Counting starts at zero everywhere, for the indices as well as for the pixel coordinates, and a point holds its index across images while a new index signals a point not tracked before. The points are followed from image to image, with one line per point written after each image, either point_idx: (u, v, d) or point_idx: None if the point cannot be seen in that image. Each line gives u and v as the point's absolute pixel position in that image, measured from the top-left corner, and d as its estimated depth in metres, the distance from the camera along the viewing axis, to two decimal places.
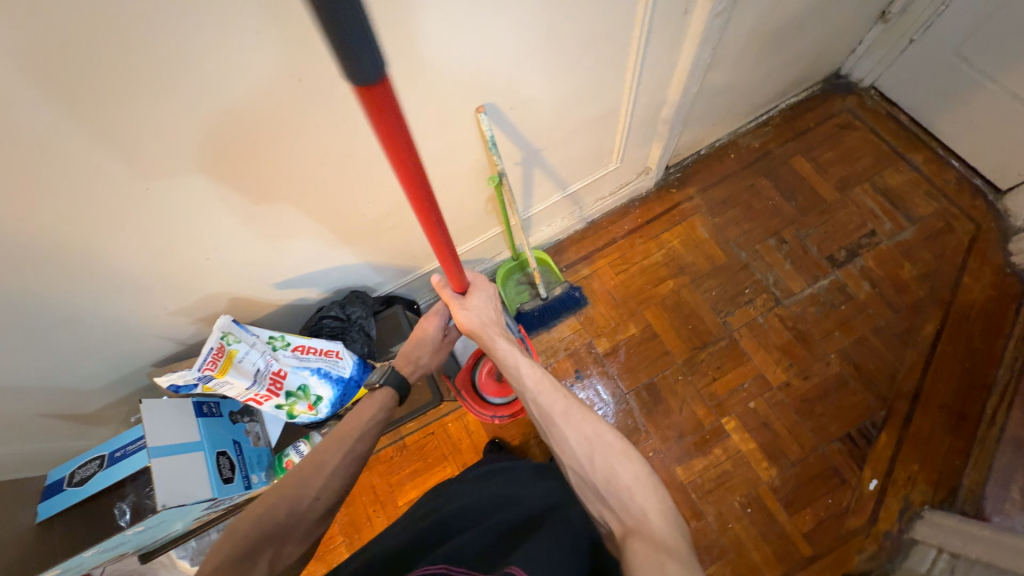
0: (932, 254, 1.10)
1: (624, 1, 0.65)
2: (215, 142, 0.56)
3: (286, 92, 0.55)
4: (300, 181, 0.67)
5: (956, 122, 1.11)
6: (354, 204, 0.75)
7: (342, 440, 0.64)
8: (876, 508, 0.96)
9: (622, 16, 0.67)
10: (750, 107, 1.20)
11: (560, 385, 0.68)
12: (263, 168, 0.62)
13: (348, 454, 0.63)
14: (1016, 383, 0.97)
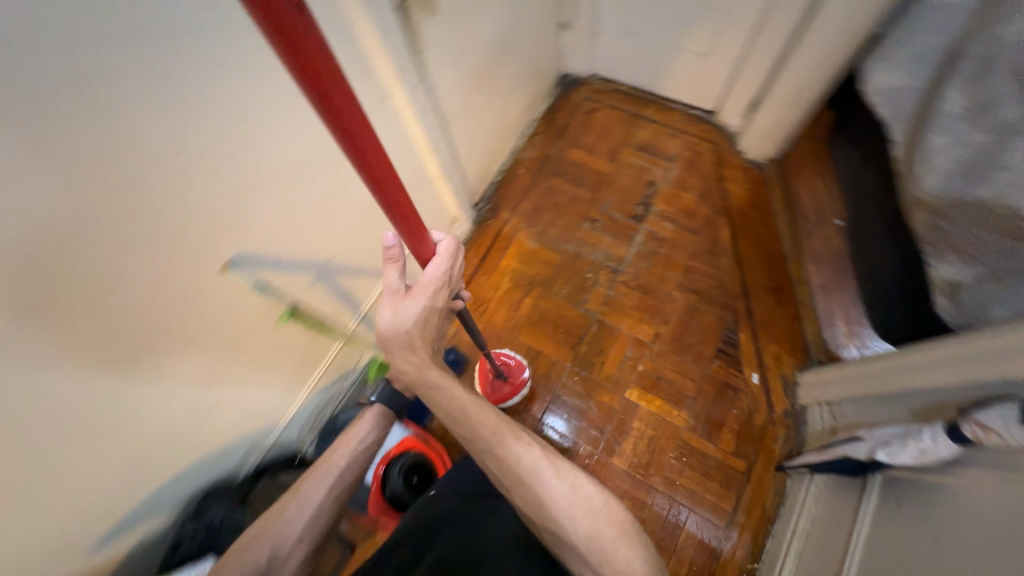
0: (699, 177, 1.32)
1: (317, 117, 0.68)
2: (57, 256, 0.46)
3: (142, 172, 0.50)
4: (171, 281, 0.58)
5: (657, 77, 1.37)
6: (226, 298, 0.67)
7: (329, 471, 0.76)
8: (768, 396, 1.08)
9: (328, 127, 0.70)
10: (512, 128, 1.34)
11: (524, 436, 0.68)
12: (129, 273, 0.53)
13: (331, 487, 0.75)
14: (798, 246, 1.20)
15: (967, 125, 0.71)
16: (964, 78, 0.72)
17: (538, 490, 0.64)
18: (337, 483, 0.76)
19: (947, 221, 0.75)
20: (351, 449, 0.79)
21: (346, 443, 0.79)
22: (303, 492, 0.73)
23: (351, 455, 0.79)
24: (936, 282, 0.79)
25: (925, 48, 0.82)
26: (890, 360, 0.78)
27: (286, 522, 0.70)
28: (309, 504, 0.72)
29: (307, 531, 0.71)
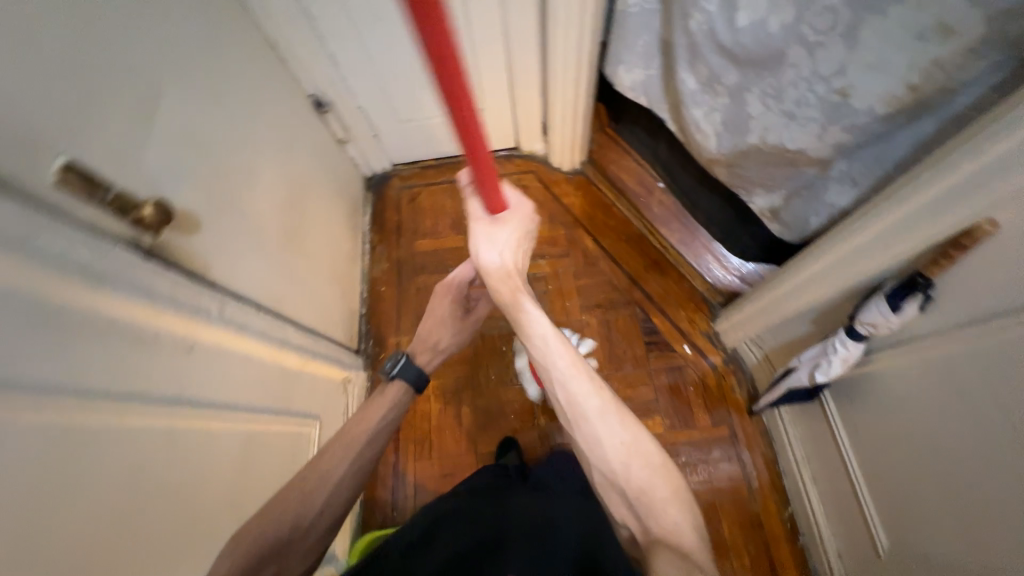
0: (539, 207, 1.37)
1: (122, 437, 0.50)
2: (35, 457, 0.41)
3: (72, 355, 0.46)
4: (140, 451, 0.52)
5: (454, 142, 1.39)
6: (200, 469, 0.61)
7: (351, 446, 0.72)
8: (705, 356, 1.15)
9: (140, 436, 0.52)
10: (349, 256, 1.24)
11: (604, 391, 0.63)
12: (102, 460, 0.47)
13: (354, 462, 0.71)
14: (647, 220, 1.32)
15: (711, 96, 0.82)
16: (687, 62, 0.82)
17: (594, 437, 0.61)
18: (356, 463, 0.71)
19: (743, 170, 0.85)
20: (374, 423, 0.75)
21: (371, 418, 0.75)
22: (320, 473, 0.68)
23: (371, 431, 0.74)
24: (761, 213, 0.90)
25: (646, 43, 0.91)
26: (773, 290, 0.88)
27: (304, 509, 0.65)
28: (331, 482, 0.68)
29: (329, 505, 0.67)
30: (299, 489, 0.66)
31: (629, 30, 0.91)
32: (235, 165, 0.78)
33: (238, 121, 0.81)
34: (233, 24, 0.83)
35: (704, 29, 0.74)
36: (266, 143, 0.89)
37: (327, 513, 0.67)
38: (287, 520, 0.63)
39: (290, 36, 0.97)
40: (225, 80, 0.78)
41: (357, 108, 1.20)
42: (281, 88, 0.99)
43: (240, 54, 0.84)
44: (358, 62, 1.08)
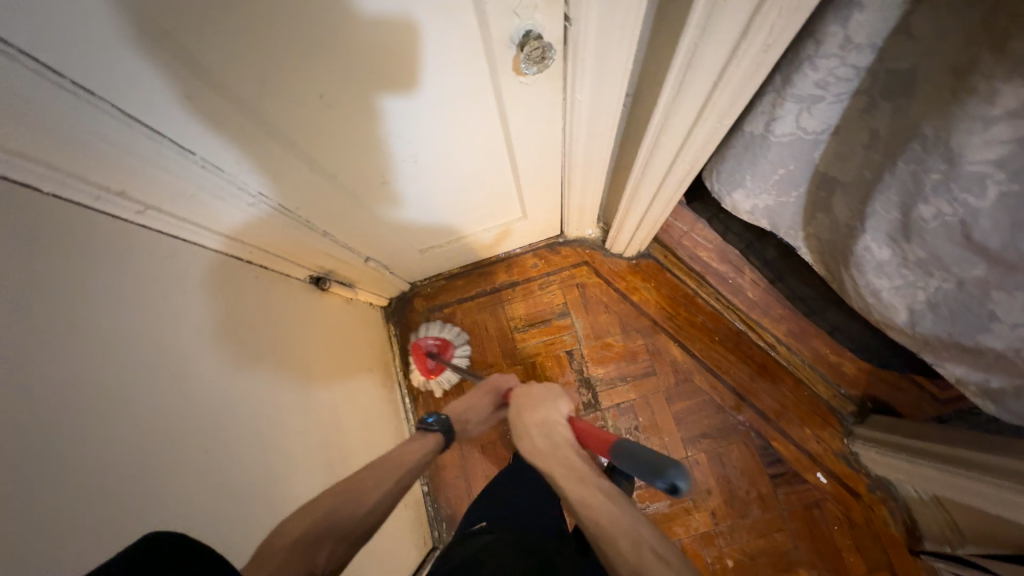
0: (605, 312, 1.12)
1: None
2: (131, 390, 0.45)
3: (151, 282, 0.50)
4: (219, 390, 0.56)
5: (485, 249, 1.10)
6: (262, 470, 0.60)
7: (398, 468, 0.65)
8: (844, 484, 0.97)
9: None
10: (394, 434, 1.01)
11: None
12: (191, 391, 0.52)
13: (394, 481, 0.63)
14: (741, 311, 1.07)
15: (917, 274, 0.56)
16: (881, 234, 0.55)
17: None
18: (396, 482, 0.63)
19: (953, 353, 0.61)
20: (420, 453, 0.69)
21: (416, 445, 0.70)
22: (373, 481, 0.61)
23: (408, 469, 0.67)
24: (960, 383, 0.67)
25: (786, 175, 0.63)
26: (992, 482, 0.67)
27: (358, 516, 0.57)
28: (374, 496, 0.60)
29: (374, 504, 0.60)
30: (347, 496, 0.57)
31: (764, 161, 0.62)
32: (245, 507, 0.55)
33: (230, 447, 0.56)
34: (188, 297, 0.54)
35: (944, 222, 0.46)
36: (269, 417, 0.64)
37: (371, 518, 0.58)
38: (345, 513, 0.56)
39: (266, 240, 0.66)
40: (199, 402, 0.53)
41: (365, 260, 0.90)
42: (272, 309, 0.70)
43: (207, 334, 0.56)
44: (361, 225, 0.78)
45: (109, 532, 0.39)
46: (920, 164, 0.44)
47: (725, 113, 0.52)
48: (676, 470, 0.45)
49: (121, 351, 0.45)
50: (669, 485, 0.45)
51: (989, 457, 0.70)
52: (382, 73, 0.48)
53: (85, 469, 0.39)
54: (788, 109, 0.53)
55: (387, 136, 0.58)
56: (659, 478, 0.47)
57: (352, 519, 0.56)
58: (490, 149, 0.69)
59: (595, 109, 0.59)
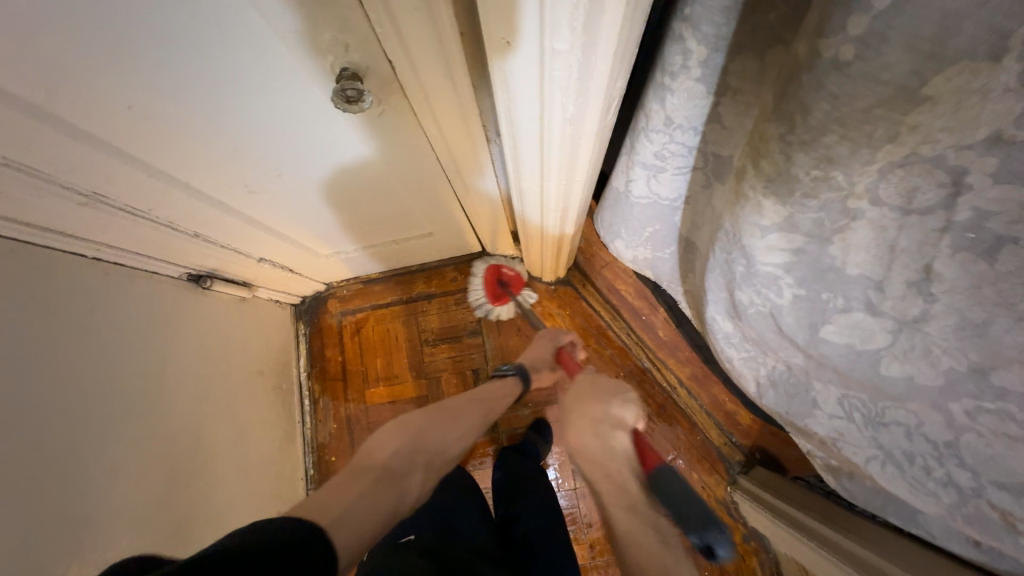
0: (518, 334, 1.11)
1: None
2: None
3: None
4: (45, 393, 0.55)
5: (403, 259, 1.08)
6: (94, 475, 0.59)
7: (485, 404, 0.76)
8: None
9: None
10: (281, 437, 0.99)
11: None
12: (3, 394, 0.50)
13: (483, 410, 0.75)
14: (649, 349, 1.08)
15: (756, 351, 0.55)
16: (721, 309, 0.54)
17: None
18: (484, 418, 0.74)
19: (795, 430, 0.62)
20: (505, 394, 0.81)
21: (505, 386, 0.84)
22: (461, 412, 0.71)
23: (497, 403, 0.79)
24: (811, 454, 0.66)
25: (655, 233, 0.62)
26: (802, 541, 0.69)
27: (442, 445, 0.64)
28: (463, 429, 0.69)
29: (466, 434, 0.69)
30: (443, 426, 0.65)
31: (631, 217, 0.61)
32: (58, 515, 0.54)
33: (47, 450, 0.54)
34: (3, 296, 0.51)
35: (758, 310, 0.46)
36: (116, 420, 0.63)
37: (452, 451, 0.66)
38: (436, 442, 0.63)
39: (120, 238, 0.64)
40: (7, 404, 0.50)
41: (260, 261, 0.88)
42: (131, 305, 0.68)
43: (30, 332, 0.54)
44: (242, 228, 0.76)
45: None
46: (729, 253, 0.43)
47: (567, 171, 0.50)
48: (721, 538, 0.50)
49: None
50: (705, 543, 0.50)
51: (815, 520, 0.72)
52: (224, 83, 0.47)
53: None
54: (639, 173, 0.52)
55: (240, 142, 0.57)
56: (697, 532, 0.51)
57: (440, 444, 0.64)
58: (371, 168, 0.67)
59: (459, 144, 0.57)
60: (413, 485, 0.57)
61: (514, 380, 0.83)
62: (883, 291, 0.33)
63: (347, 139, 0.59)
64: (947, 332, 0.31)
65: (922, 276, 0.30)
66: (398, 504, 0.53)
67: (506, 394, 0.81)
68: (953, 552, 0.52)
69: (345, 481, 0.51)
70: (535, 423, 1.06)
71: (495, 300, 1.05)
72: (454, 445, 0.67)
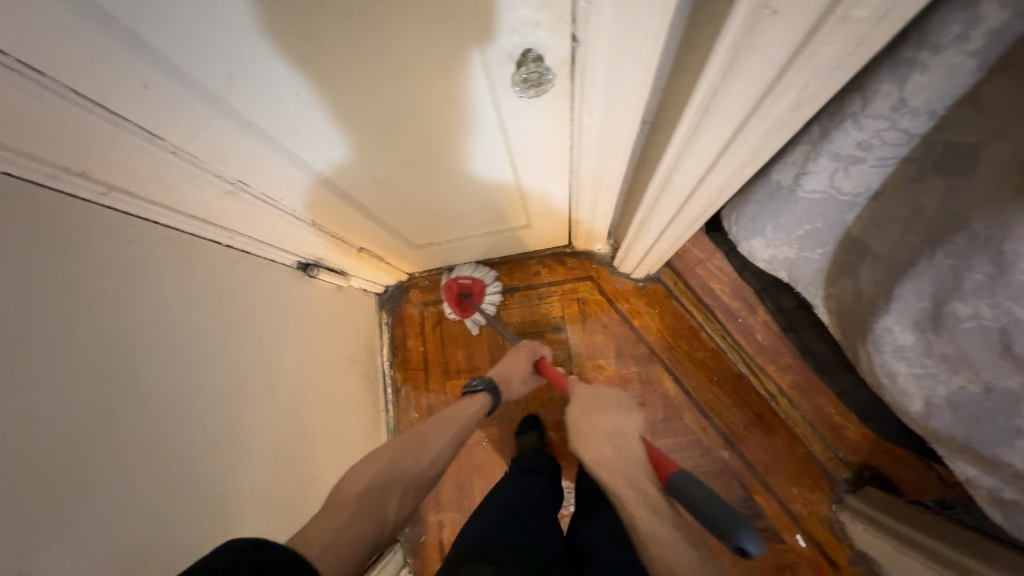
0: (602, 332, 1.07)
1: None
2: (90, 378, 0.45)
3: (123, 267, 0.49)
4: (187, 379, 0.56)
5: (488, 251, 1.06)
6: (224, 458, 0.60)
7: (454, 424, 0.79)
8: (823, 552, 0.92)
9: None
10: (369, 424, 1.01)
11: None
12: (153, 379, 0.52)
13: (452, 430, 0.78)
14: (745, 354, 1.01)
15: (940, 368, 0.49)
16: (906, 320, 0.48)
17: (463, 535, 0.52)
18: (460, 434, 0.79)
19: (967, 457, 0.54)
20: (472, 413, 0.83)
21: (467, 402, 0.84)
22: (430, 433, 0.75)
23: (470, 419, 0.82)
24: (970, 484, 0.60)
25: (811, 232, 0.56)
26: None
27: (418, 468, 0.70)
28: (435, 450, 0.73)
29: (436, 456, 0.73)
30: (412, 452, 0.70)
31: (787, 214, 0.55)
32: (200, 495, 0.56)
33: (183, 437, 0.55)
34: (154, 284, 0.53)
35: (979, 325, 0.40)
36: (240, 406, 0.64)
37: (427, 471, 0.71)
38: (409, 467, 0.69)
39: (249, 227, 0.64)
40: (150, 391, 0.51)
41: (359, 250, 0.88)
42: (253, 293, 0.69)
43: (169, 320, 0.54)
44: (352, 218, 0.75)
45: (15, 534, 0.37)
46: (961, 260, 0.37)
47: (744, 164, 0.45)
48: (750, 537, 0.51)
49: (82, 338, 0.45)
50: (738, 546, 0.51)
51: (978, 564, 0.64)
52: (377, 73, 0.44)
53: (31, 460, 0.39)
54: (822, 165, 0.46)
55: (372, 133, 0.54)
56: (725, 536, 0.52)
57: (414, 468, 0.69)
58: (493, 158, 0.64)
59: (604, 132, 0.53)
60: (393, 503, 0.64)
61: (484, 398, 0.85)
62: None
63: (328, 142, 0.54)
64: None
65: None
66: (381, 523, 0.60)
67: (470, 414, 0.82)
68: None
69: (325, 514, 0.56)
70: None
71: (462, 312, 1.08)
72: (428, 467, 0.72)
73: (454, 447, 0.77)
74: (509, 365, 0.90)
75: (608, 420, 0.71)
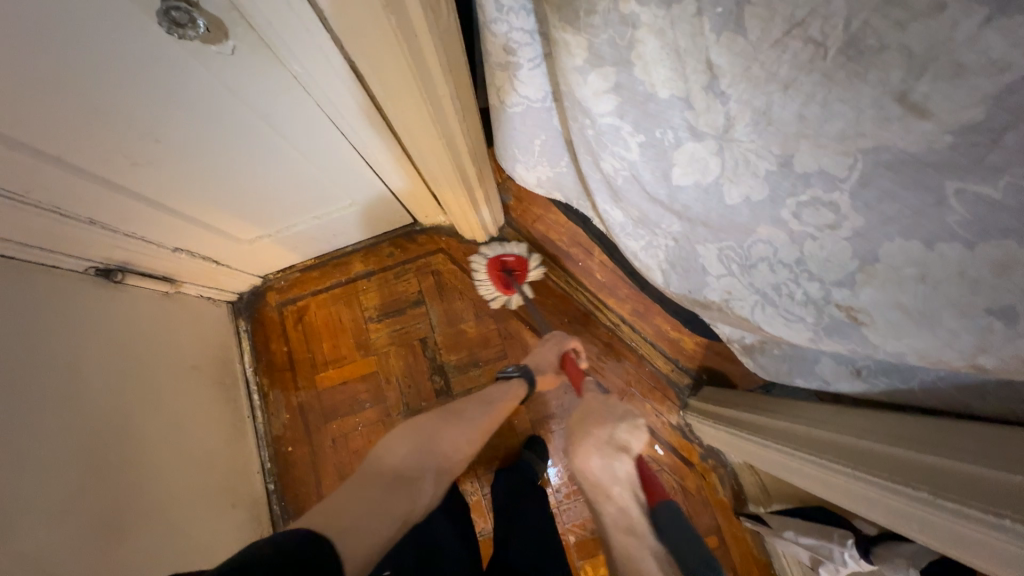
0: (460, 298, 1.11)
1: None
2: None
3: None
4: None
5: (334, 238, 1.07)
6: (6, 469, 0.57)
7: (484, 408, 0.80)
8: (679, 454, 1.00)
9: None
10: (229, 432, 0.97)
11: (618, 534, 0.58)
12: None
13: (488, 412, 0.79)
14: (590, 292, 1.09)
15: (647, 233, 0.57)
16: (605, 196, 0.55)
17: (423, 485, 0.64)
18: (491, 425, 0.79)
19: (702, 312, 0.63)
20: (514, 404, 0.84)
21: (516, 394, 0.84)
22: (469, 416, 0.76)
23: (501, 409, 0.81)
24: (729, 341, 0.69)
25: (543, 145, 0.63)
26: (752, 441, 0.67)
27: (449, 450, 0.70)
28: (469, 430, 0.74)
29: (467, 445, 0.73)
30: (449, 434, 0.71)
31: (516, 132, 0.62)
32: None
33: None
34: None
35: (624, 177, 0.47)
36: (26, 413, 0.61)
37: (457, 454, 0.71)
38: (444, 450, 0.69)
39: (1, 227, 0.62)
40: None
41: (174, 251, 0.86)
42: (30, 301, 0.66)
43: None
44: (144, 213, 0.74)
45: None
46: (578, 122, 0.45)
47: (430, 80, 0.51)
48: None
49: None
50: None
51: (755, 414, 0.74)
52: (52, 34, 0.45)
53: None
54: (502, 78, 0.53)
55: (98, 105, 0.54)
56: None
57: (448, 451, 0.70)
58: (260, 127, 0.66)
59: (337, 83, 0.58)
60: (426, 492, 0.63)
61: (519, 383, 0.85)
62: (693, 109, 0.35)
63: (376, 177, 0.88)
64: (750, 131, 0.33)
65: (708, 75, 0.32)
66: (410, 513, 0.59)
67: (494, 398, 0.82)
68: (851, 393, 0.54)
69: (353, 495, 0.55)
70: (528, 439, 1.04)
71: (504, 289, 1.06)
72: (461, 450, 0.72)
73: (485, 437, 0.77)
74: (540, 352, 0.92)
75: (602, 424, 0.64)
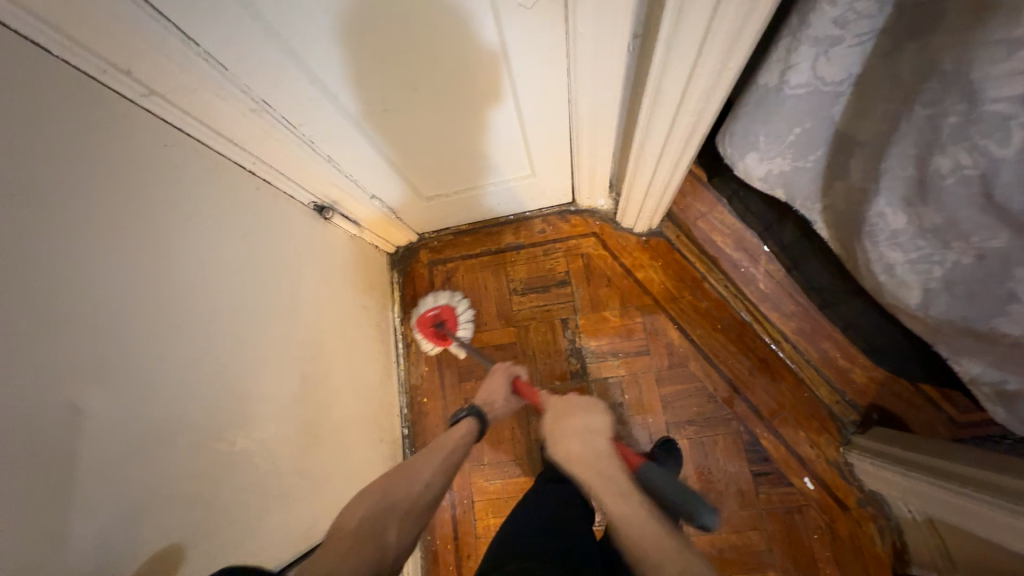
0: (607, 286, 1.09)
1: None
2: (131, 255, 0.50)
3: (160, 167, 0.55)
4: (214, 283, 0.61)
5: (497, 207, 1.10)
6: (250, 365, 0.65)
7: (435, 452, 0.70)
8: (832, 493, 0.92)
9: None
10: (382, 372, 1.05)
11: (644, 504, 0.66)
12: (186, 276, 0.56)
13: (435, 455, 0.69)
14: (750, 302, 1.02)
15: (934, 245, 0.50)
16: (895, 197, 0.50)
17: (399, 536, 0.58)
18: (450, 461, 0.70)
19: (965, 344, 0.56)
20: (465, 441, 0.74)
21: (456, 433, 0.74)
22: (419, 464, 0.68)
23: (458, 444, 0.73)
24: (973, 383, 0.60)
25: (803, 136, 0.58)
26: (983, 501, 0.61)
27: (409, 493, 0.64)
28: (423, 474, 0.66)
29: (425, 488, 0.66)
30: (401, 480, 0.65)
31: (775, 118, 0.58)
32: (226, 394, 0.60)
33: (207, 338, 0.58)
34: (187, 186, 0.58)
35: (961, 177, 0.42)
36: (264, 320, 0.69)
37: (423, 499, 0.65)
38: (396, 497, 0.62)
39: (272, 155, 0.70)
40: (181, 283, 0.56)
41: (370, 198, 0.92)
42: (276, 224, 0.75)
43: (198, 225, 0.59)
44: (367, 158, 0.80)
45: (37, 378, 0.40)
46: (937, 106, 0.41)
47: (728, 50, 0.49)
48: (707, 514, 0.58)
49: (125, 220, 0.50)
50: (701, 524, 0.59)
51: (979, 471, 0.65)
52: None
53: (79, 308, 0.44)
54: (803, 54, 0.49)
55: (384, 50, 0.58)
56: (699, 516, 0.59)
57: (406, 495, 0.63)
58: (492, 88, 0.68)
59: (597, 53, 0.58)
60: (391, 535, 0.58)
61: (468, 426, 0.76)
62: None
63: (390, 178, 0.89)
64: None
65: None
66: (382, 554, 0.55)
67: (444, 442, 0.72)
68: None
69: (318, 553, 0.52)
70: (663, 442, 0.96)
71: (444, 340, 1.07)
72: (421, 494, 0.65)
73: (450, 472, 0.70)
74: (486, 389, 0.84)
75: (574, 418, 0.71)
